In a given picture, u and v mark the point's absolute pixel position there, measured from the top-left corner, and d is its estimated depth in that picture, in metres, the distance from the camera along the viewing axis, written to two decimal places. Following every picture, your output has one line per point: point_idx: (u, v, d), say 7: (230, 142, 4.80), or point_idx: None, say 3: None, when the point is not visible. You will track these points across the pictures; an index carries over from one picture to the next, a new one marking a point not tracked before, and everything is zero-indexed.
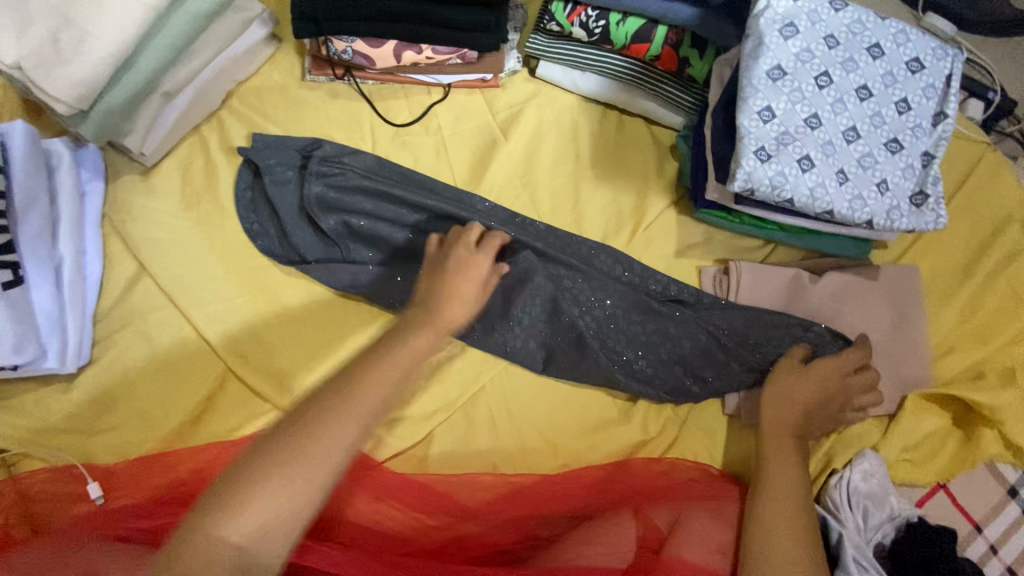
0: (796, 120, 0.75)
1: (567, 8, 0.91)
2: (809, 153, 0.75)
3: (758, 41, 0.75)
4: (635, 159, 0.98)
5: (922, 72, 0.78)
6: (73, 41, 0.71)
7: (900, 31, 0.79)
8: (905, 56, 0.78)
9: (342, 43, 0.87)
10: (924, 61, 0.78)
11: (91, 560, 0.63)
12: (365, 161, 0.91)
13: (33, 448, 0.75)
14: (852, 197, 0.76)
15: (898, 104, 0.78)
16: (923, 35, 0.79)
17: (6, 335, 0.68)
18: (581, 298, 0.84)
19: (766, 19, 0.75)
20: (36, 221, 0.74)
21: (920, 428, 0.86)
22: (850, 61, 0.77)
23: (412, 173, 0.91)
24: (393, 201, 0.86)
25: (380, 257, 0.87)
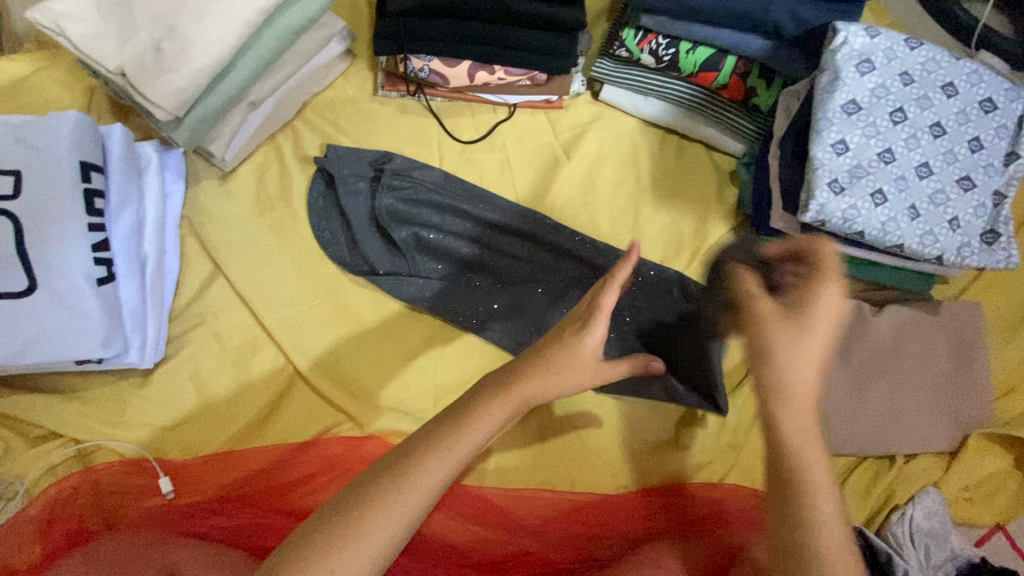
0: (870, 154, 0.76)
1: (637, 35, 0.92)
2: (882, 187, 0.76)
3: (834, 75, 0.76)
4: (696, 183, 0.98)
5: (995, 112, 0.78)
6: (176, 51, 0.73)
7: (974, 70, 0.79)
8: (979, 95, 0.78)
9: (420, 61, 0.90)
10: (998, 100, 0.78)
11: (171, 553, 0.65)
12: (433, 175, 0.92)
13: (107, 440, 0.77)
14: (923, 233, 0.76)
15: (972, 142, 0.78)
16: (998, 74, 0.79)
17: (97, 328, 0.69)
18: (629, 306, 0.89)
19: (841, 55, 0.77)
20: (127, 219, 0.77)
21: (982, 467, 0.85)
22: (924, 98, 0.77)
23: (476, 189, 0.93)
24: (460, 216, 0.89)
25: (445, 270, 0.88)
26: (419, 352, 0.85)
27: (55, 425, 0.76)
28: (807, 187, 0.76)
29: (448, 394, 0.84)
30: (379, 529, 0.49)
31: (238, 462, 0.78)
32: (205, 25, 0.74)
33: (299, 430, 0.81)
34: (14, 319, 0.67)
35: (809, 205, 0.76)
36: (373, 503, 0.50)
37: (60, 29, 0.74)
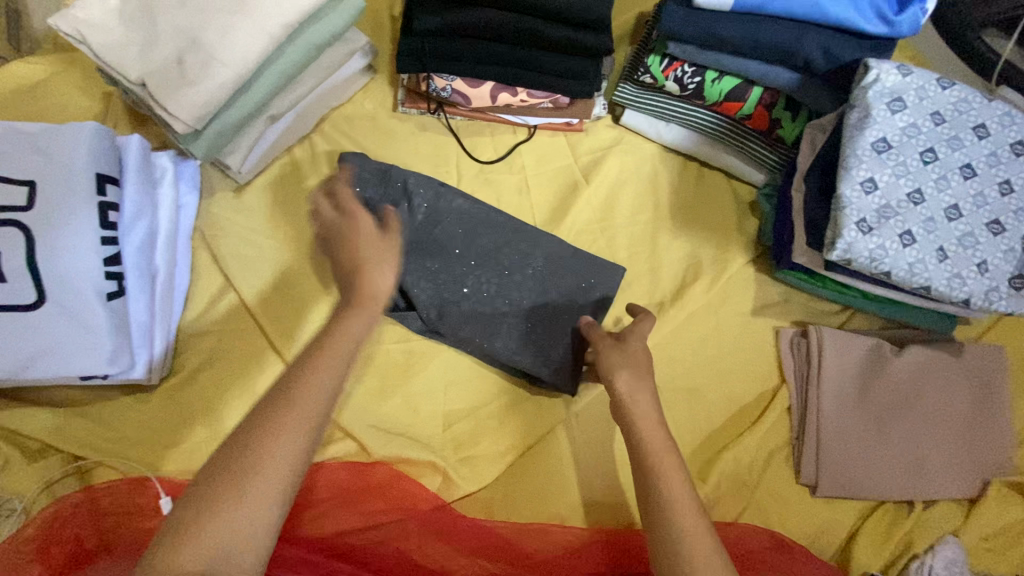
0: (898, 194, 0.75)
1: (662, 62, 0.91)
2: (910, 228, 0.74)
3: (865, 113, 0.75)
4: (715, 212, 0.97)
5: None
6: (198, 64, 0.73)
7: (1006, 112, 0.78)
8: (1012, 138, 0.77)
9: (443, 81, 0.89)
10: None
11: None
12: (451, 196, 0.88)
13: (108, 457, 0.75)
14: (951, 275, 0.75)
15: (1003, 185, 0.76)
16: None
17: (103, 344, 0.67)
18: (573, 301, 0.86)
19: (872, 92, 0.76)
20: (140, 232, 0.75)
21: (1003, 517, 0.82)
22: (955, 139, 0.76)
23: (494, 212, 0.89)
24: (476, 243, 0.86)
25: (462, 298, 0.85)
26: (429, 376, 0.83)
27: (55, 440, 0.74)
28: (834, 225, 0.75)
29: (457, 420, 0.82)
30: (250, 500, 0.54)
31: None
32: (228, 40, 0.73)
33: None
34: (20, 332, 0.65)
35: (836, 243, 0.75)
36: (238, 481, 0.54)
37: (82, 37, 0.73)
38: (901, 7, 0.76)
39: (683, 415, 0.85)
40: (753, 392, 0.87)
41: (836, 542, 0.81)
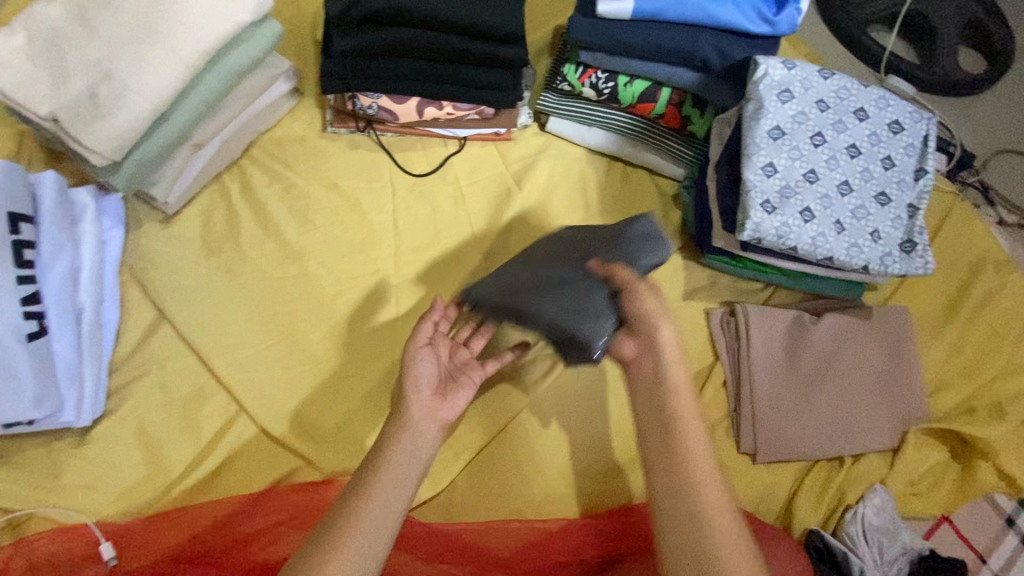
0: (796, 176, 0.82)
1: (578, 70, 0.96)
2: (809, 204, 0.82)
3: (758, 104, 0.82)
4: (642, 207, 1.03)
5: (902, 133, 0.86)
6: (114, 96, 0.72)
7: (881, 96, 0.87)
8: (887, 118, 0.86)
9: (368, 99, 0.91)
10: (903, 123, 0.86)
11: None
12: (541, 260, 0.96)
13: (41, 507, 0.71)
14: (849, 245, 0.82)
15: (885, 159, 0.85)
16: (901, 100, 0.88)
17: (27, 388, 0.66)
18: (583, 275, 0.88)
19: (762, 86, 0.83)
20: (61, 270, 0.73)
21: (923, 462, 0.89)
22: (840, 123, 0.85)
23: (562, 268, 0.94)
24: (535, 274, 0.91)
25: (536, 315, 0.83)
26: (378, 387, 0.83)
27: None
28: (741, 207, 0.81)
29: None
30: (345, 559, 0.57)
31: (195, 516, 0.74)
32: (144, 71, 0.73)
33: (254, 479, 0.77)
34: None
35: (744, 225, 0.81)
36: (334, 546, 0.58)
37: None
38: (779, 8, 0.84)
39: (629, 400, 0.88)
40: (692, 371, 0.92)
41: (778, 503, 0.87)
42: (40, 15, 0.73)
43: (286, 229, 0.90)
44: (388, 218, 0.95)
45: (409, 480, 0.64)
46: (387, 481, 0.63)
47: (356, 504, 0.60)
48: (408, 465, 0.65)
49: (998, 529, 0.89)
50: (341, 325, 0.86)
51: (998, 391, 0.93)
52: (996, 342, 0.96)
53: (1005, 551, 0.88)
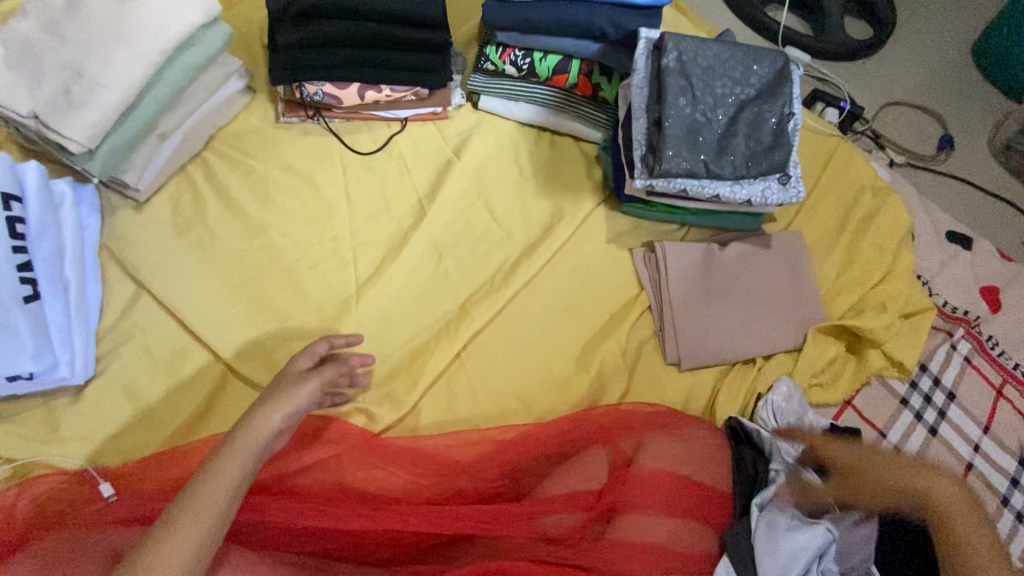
0: (699, 131, 0.95)
1: (498, 51, 1.11)
2: (688, 169, 0.94)
3: (642, 74, 0.99)
4: (568, 168, 1.17)
5: (784, 85, 0.98)
6: (85, 92, 0.83)
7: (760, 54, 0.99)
8: (769, 73, 0.98)
9: (314, 87, 1.03)
10: (784, 74, 0.99)
11: (120, 542, 0.69)
12: (706, 59, 0.96)
13: (46, 455, 0.79)
14: (732, 184, 0.98)
15: (760, 117, 0.97)
16: (778, 54, 1.00)
17: (27, 344, 0.76)
18: (683, 146, 0.93)
19: (726, 51, 0.98)
20: (47, 246, 0.83)
21: (824, 356, 1.03)
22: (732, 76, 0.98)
23: (697, 131, 0.94)
24: (690, 134, 0.94)
25: (664, 146, 0.93)
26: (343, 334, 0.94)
27: None
28: (668, 134, 0.93)
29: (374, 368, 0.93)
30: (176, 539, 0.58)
31: (182, 454, 0.80)
32: (111, 69, 0.84)
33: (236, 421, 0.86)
34: None
35: (667, 152, 0.93)
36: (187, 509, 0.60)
37: None
38: None
39: (567, 329, 1.01)
40: (621, 301, 1.05)
41: (703, 404, 1.00)
42: (16, 32, 0.86)
43: (249, 207, 1.01)
44: (341, 192, 1.06)
45: (229, 500, 0.62)
46: (212, 494, 0.61)
47: (175, 520, 0.59)
48: (231, 481, 0.63)
49: (893, 408, 1.03)
50: (306, 286, 0.97)
51: (883, 293, 1.08)
52: (878, 253, 1.12)
53: (901, 425, 1.02)
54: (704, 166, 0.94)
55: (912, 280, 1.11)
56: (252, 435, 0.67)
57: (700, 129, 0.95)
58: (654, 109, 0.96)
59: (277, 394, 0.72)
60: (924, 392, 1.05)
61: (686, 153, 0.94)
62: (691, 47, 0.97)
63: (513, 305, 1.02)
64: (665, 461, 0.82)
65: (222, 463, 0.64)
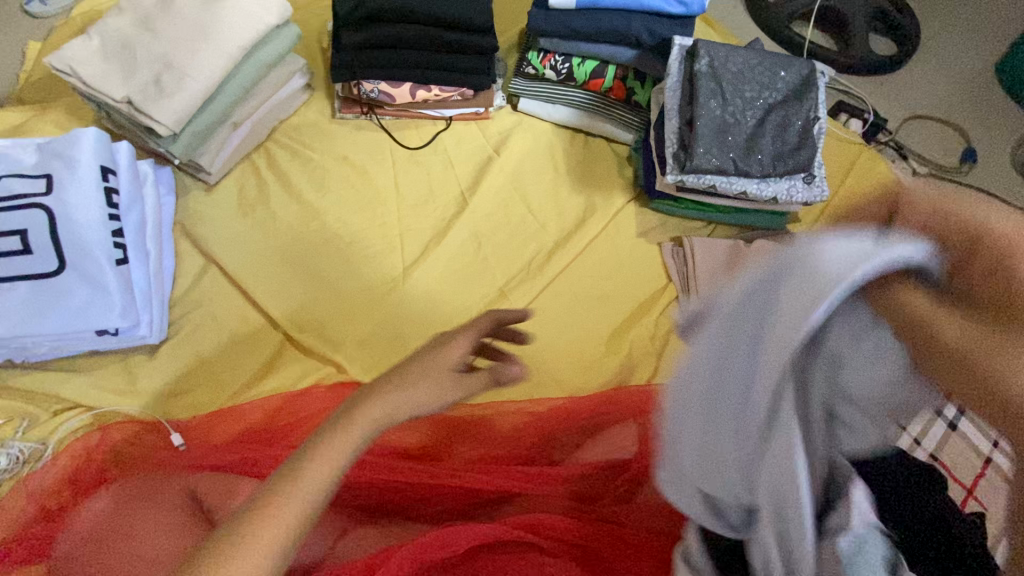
0: (728, 132, 1.01)
1: (539, 56, 1.19)
2: (717, 166, 1.00)
3: (675, 78, 1.06)
4: (601, 166, 1.24)
5: (811, 90, 1.04)
6: (174, 81, 0.93)
7: (788, 61, 1.05)
8: (796, 80, 1.05)
9: (370, 86, 1.12)
10: (810, 81, 1.05)
11: (190, 484, 0.75)
12: (736, 65, 1.03)
13: (124, 405, 0.87)
14: (759, 183, 1.04)
15: (787, 120, 1.02)
16: (805, 61, 1.06)
17: (117, 303, 0.82)
18: (712, 145, 1.00)
19: (755, 58, 1.04)
20: (134, 217, 0.90)
21: None
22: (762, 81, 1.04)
23: (726, 132, 1.01)
24: (720, 134, 1.00)
25: (695, 144, 1.00)
26: (390, 310, 1.01)
27: (71, 397, 0.86)
28: (699, 133, 1.00)
29: (418, 342, 1.00)
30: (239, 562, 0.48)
31: (245, 413, 0.88)
32: (197, 61, 0.94)
33: (292, 385, 0.93)
34: (53, 295, 0.79)
35: (697, 150, 1.00)
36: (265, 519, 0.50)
37: (73, 70, 0.93)
38: None
39: (598, 314, 1.07)
40: (650, 292, 1.11)
41: None
42: (114, 28, 0.96)
43: (307, 192, 1.10)
44: (390, 182, 1.14)
45: (304, 522, 0.52)
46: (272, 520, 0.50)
47: (231, 549, 0.48)
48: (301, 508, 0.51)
49: None
50: (357, 266, 1.04)
51: None
52: None
53: (921, 419, 1.06)
54: (732, 164, 1.01)
55: None
56: (337, 446, 0.54)
57: (730, 129, 1.01)
58: (686, 110, 1.03)
59: (400, 383, 0.60)
60: None
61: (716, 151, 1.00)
62: (722, 54, 1.03)
63: (548, 291, 1.08)
64: None
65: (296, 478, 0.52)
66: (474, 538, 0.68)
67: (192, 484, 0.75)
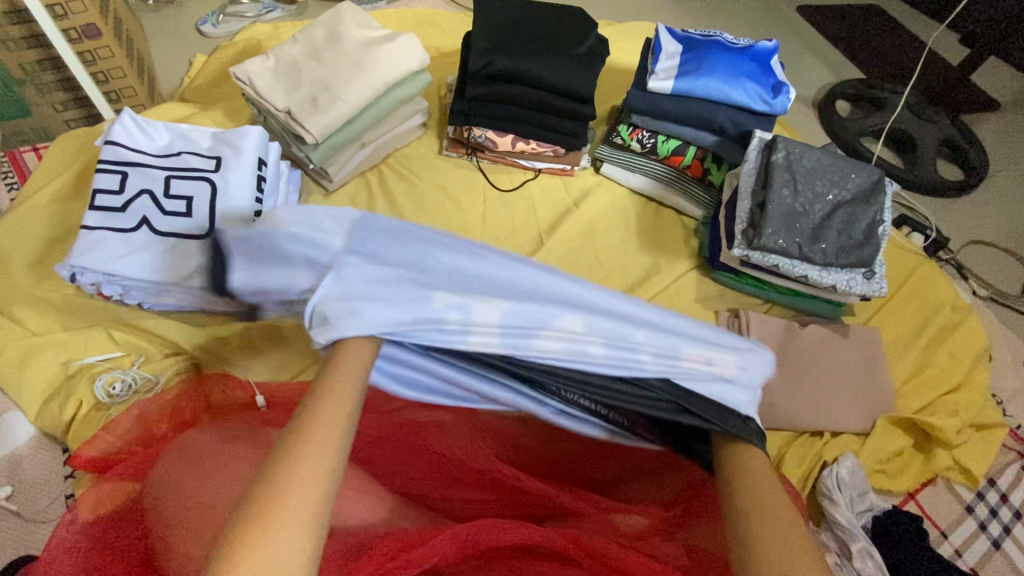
0: (796, 218, 1.09)
1: (629, 129, 1.32)
2: (783, 247, 1.08)
3: (752, 164, 1.16)
4: (669, 234, 1.34)
5: (879, 196, 1.13)
6: (328, 102, 1.11)
7: (858, 165, 1.15)
8: (865, 184, 1.14)
9: (479, 131, 1.29)
10: (879, 186, 1.14)
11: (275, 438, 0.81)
12: (810, 161, 1.13)
13: (221, 359, 0.97)
14: (820, 269, 1.11)
15: (853, 218, 1.11)
16: (874, 169, 1.15)
17: (242, 270, 0.93)
18: (779, 226, 1.08)
19: (830, 158, 1.15)
20: (271, 204, 1.04)
21: (891, 445, 1.08)
22: (833, 178, 1.13)
23: (794, 219, 1.09)
24: (788, 218, 1.09)
25: (766, 225, 1.08)
26: None
27: (182, 345, 0.97)
28: (768, 214, 1.09)
29: None
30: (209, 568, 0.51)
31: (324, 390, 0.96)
32: (349, 90, 1.12)
33: None
34: (193, 253, 0.92)
35: (764, 229, 1.08)
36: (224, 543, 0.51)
37: (249, 81, 1.12)
38: (775, 95, 1.20)
39: None
40: None
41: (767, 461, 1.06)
42: (287, 54, 1.17)
43: (407, 213, 1.24)
44: (479, 214, 1.28)
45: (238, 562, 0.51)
46: (311, 469, 0.55)
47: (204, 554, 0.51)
48: (332, 465, 0.57)
49: (957, 512, 1.06)
50: None
51: (954, 400, 1.13)
52: (954, 363, 1.18)
53: (964, 530, 1.04)
54: (797, 247, 1.09)
55: (986, 397, 1.15)
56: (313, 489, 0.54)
57: (798, 218, 1.10)
58: (760, 193, 1.13)
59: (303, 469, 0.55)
60: (990, 505, 1.07)
61: (782, 231, 1.08)
62: (798, 150, 1.14)
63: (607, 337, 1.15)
64: None
65: (301, 456, 0.56)
66: (524, 536, 0.74)
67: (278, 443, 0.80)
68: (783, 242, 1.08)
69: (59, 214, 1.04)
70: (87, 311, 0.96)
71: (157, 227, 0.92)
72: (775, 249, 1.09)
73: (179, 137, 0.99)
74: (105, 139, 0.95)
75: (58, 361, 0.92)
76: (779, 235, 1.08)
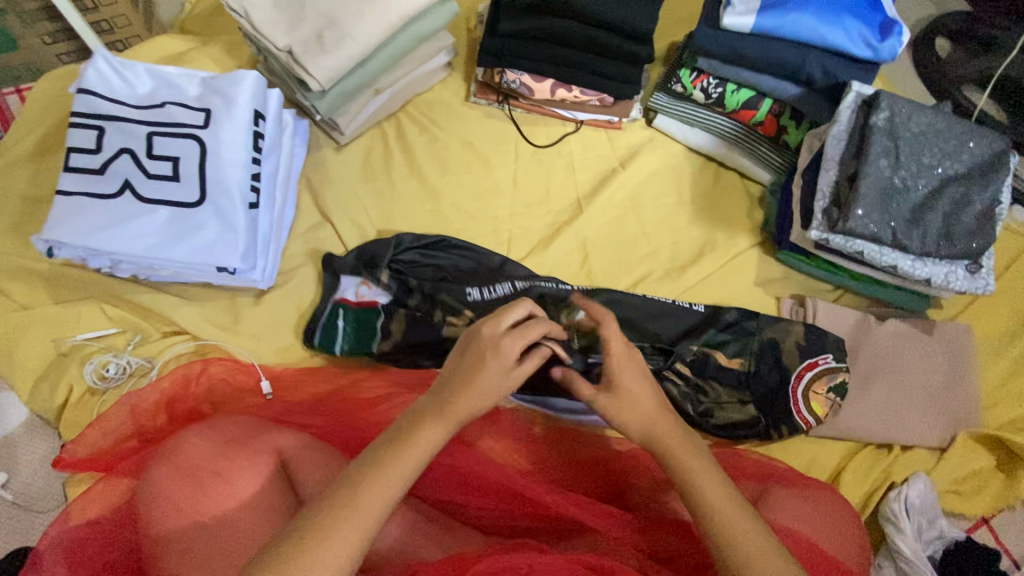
0: (894, 198, 0.90)
1: (692, 74, 1.10)
2: (873, 233, 0.90)
3: (843, 126, 0.96)
4: (731, 202, 1.15)
5: (1002, 170, 0.92)
6: (335, 39, 0.93)
7: (979, 132, 0.93)
8: (985, 155, 0.92)
9: (513, 75, 1.09)
10: (1003, 159, 0.92)
11: (272, 443, 0.71)
12: (919, 125, 0.92)
13: (220, 340, 0.88)
14: (914, 259, 0.93)
15: (965, 198, 0.91)
16: (998, 136, 0.93)
17: (240, 243, 0.81)
18: (874, 206, 0.90)
19: (944, 122, 0.93)
20: (272, 163, 0.90)
21: (969, 464, 0.95)
22: (946, 148, 0.92)
23: (892, 198, 0.90)
24: (886, 197, 0.90)
25: (859, 206, 0.89)
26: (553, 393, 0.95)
27: (179, 324, 0.88)
28: (861, 190, 0.90)
29: None
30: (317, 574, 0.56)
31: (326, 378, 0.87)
32: (360, 24, 0.94)
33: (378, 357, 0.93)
34: (185, 223, 0.80)
35: (853, 209, 0.90)
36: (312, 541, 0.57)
37: (245, 12, 0.94)
38: (883, 37, 0.96)
39: None
40: None
41: (823, 475, 0.94)
42: None
43: (428, 170, 1.09)
44: (510, 176, 1.11)
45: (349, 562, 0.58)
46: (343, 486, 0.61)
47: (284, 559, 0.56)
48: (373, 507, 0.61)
49: None
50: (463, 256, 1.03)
51: None
52: None
53: None
54: (890, 233, 0.90)
55: None
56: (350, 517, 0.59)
57: (897, 197, 0.90)
58: (851, 163, 0.93)
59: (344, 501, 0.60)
60: None
61: (876, 213, 0.90)
62: (904, 112, 0.92)
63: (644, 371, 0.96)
64: (795, 521, 0.75)
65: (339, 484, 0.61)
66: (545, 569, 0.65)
67: (278, 443, 0.71)
68: (874, 227, 0.90)
69: (41, 172, 0.93)
70: (73, 284, 0.88)
71: (142, 192, 0.80)
72: (864, 234, 0.90)
73: (164, 84, 0.85)
74: (78, 86, 0.82)
75: (48, 339, 0.85)
76: (872, 218, 0.89)
